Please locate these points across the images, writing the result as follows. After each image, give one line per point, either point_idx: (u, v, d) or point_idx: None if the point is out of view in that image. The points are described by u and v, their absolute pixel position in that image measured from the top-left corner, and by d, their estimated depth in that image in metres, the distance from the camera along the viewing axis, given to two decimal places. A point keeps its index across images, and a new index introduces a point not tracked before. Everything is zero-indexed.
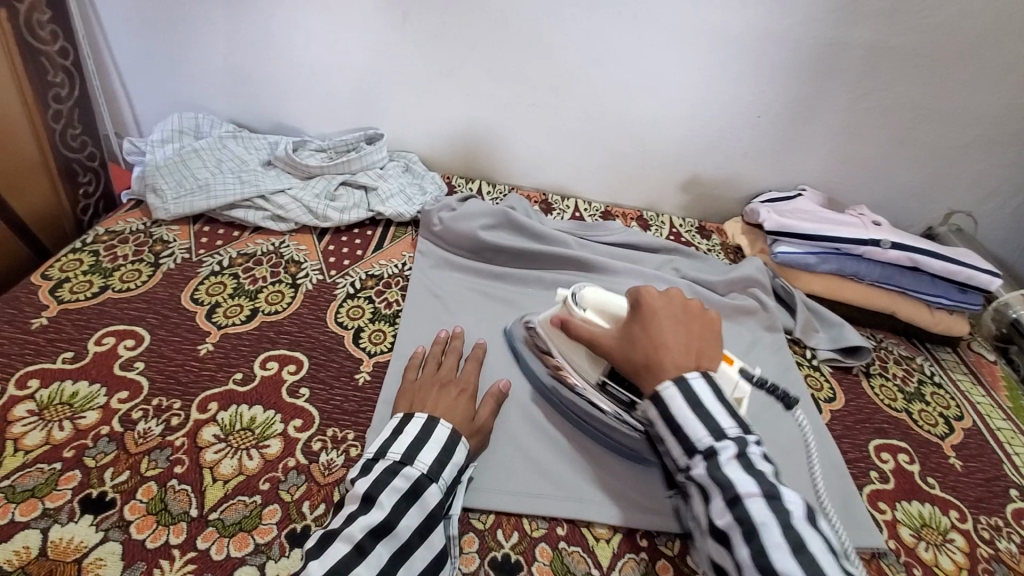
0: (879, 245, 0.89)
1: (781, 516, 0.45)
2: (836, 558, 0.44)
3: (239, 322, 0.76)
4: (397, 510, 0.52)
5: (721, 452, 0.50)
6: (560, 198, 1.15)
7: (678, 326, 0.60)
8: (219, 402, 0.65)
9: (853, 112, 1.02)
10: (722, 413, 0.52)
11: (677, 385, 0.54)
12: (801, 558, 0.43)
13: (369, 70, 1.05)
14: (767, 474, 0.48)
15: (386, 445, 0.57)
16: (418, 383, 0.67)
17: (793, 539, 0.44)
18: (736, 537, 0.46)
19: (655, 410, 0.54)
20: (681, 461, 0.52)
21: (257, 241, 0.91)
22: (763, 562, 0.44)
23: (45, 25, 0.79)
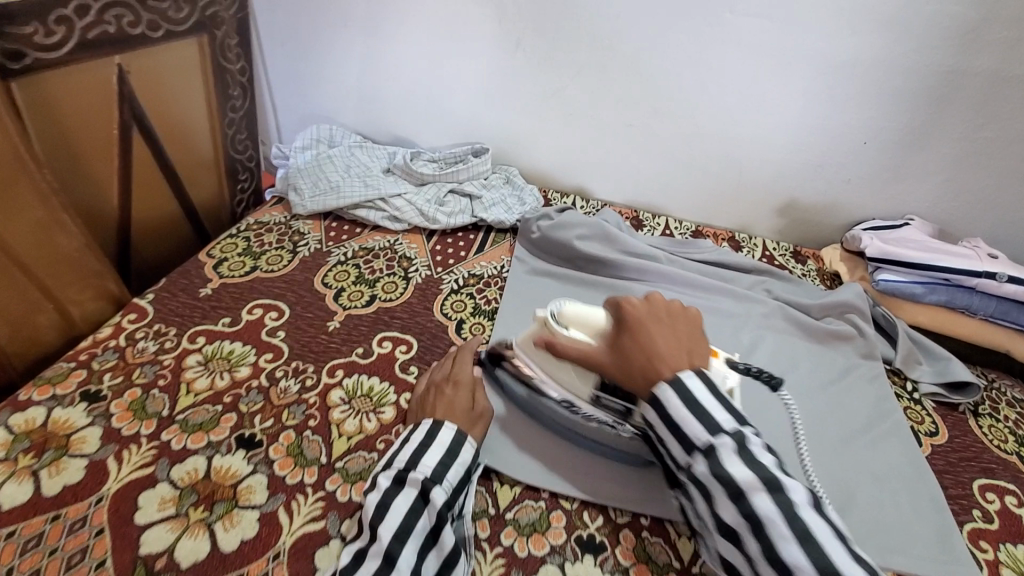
0: (995, 278, 0.85)
1: (787, 508, 0.46)
2: (842, 541, 0.45)
3: (361, 305, 0.87)
4: (413, 513, 0.54)
5: (721, 448, 0.50)
6: (651, 216, 1.19)
7: (666, 330, 0.59)
8: (344, 370, 0.75)
9: (972, 141, 0.98)
10: (720, 408, 0.52)
11: (672, 388, 0.53)
12: (807, 549, 0.44)
13: (481, 91, 1.16)
14: (767, 465, 0.48)
15: (392, 457, 0.60)
16: (418, 397, 0.69)
17: (801, 533, 0.45)
18: (747, 536, 0.47)
19: (652, 412, 0.55)
20: (682, 460, 0.53)
21: (376, 238, 1.03)
22: (774, 558, 0.45)
23: (233, 48, 0.95)
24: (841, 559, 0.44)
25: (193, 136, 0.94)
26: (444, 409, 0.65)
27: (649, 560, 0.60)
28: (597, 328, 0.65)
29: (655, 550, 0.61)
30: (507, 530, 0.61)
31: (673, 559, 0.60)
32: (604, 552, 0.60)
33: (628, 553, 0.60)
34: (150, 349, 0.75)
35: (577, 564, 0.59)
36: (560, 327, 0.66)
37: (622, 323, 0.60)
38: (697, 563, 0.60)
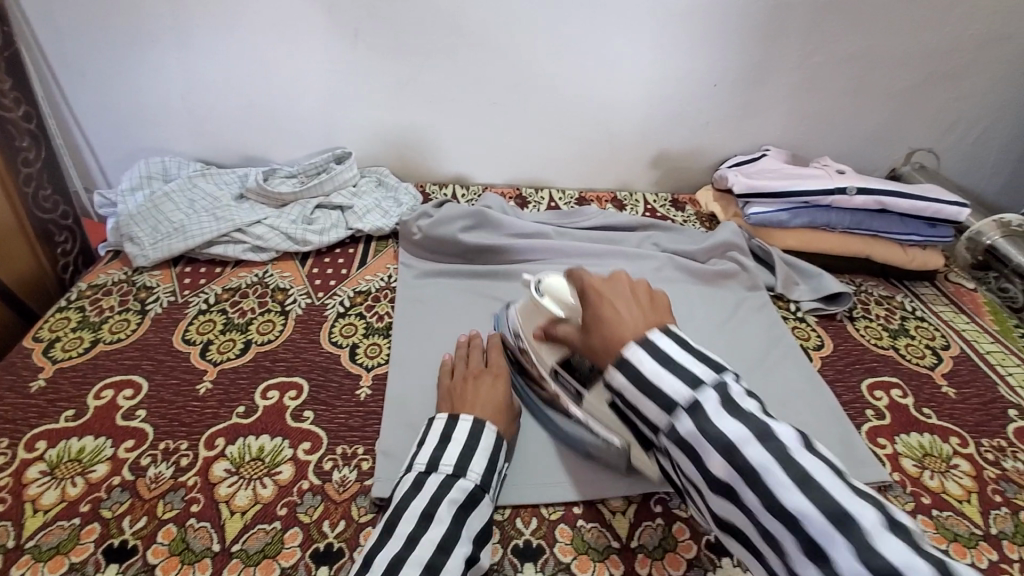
0: (846, 193, 0.91)
1: (781, 454, 0.42)
2: (843, 478, 0.41)
3: (234, 356, 0.77)
4: (456, 520, 0.54)
5: (705, 403, 0.45)
6: (534, 190, 1.16)
7: (628, 304, 0.53)
8: (226, 437, 0.66)
9: (806, 68, 1.05)
10: (691, 358, 0.47)
11: (644, 347, 0.49)
12: (807, 493, 0.40)
13: (329, 93, 1.06)
14: (751, 411, 0.44)
15: (436, 457, 0.59)
16: (454, 384, 0.69)
17: (832, 512, 0.39)
18: (750, 492, 0.42)
19: (622, 377, 0.49)
20: (659, 422, 0.47)
21: (240, 275, 0.91)
22: (772, 504, 0.41)
23: (7, 93, 0.80)
24: (847, 499, 0.40)
25: None
26: (481, 406, 0.65)
27: (589, 549, 0.59)
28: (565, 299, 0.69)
29: (592, 536, 0.60)
30: None
31: (612, 541, 0.59)
32: (543, 556, 0.58)
33: (568, 549, 0.59)
34: None
35: None
36: (538, 296, 0.72)
37: (580, 290, 0.56)
38: (635, 536, 0.60)
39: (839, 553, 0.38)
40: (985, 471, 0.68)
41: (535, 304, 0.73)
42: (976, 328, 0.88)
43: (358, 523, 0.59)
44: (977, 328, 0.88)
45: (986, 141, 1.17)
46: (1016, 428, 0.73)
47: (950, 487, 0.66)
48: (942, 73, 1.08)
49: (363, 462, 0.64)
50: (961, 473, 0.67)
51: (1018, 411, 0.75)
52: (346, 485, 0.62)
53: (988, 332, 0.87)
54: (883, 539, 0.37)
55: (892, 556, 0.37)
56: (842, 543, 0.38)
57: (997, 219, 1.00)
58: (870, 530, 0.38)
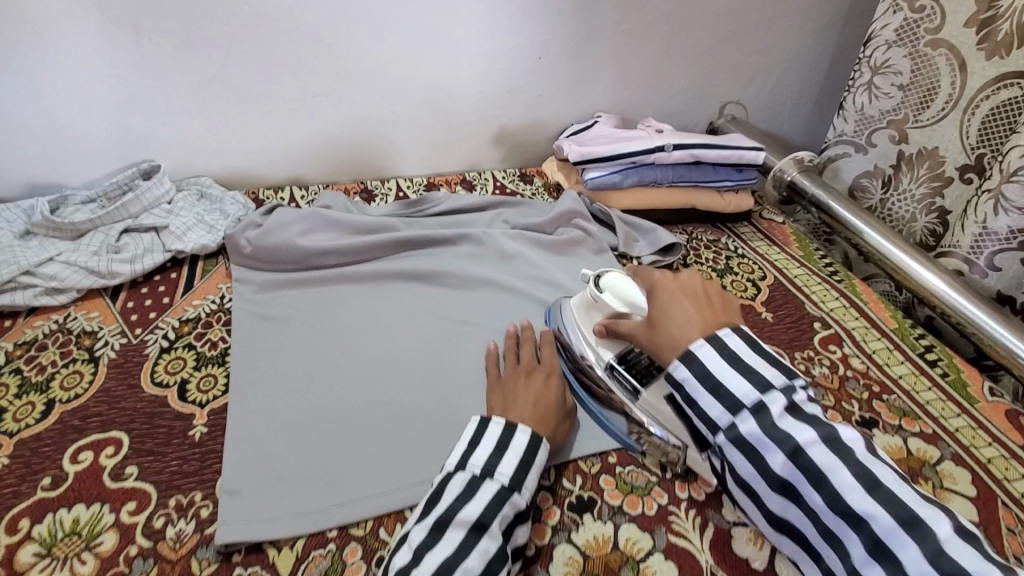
0: (663, 150, 0.98)
1: (755, 408, 0.51)
2: (803, 420, 0.51)
3: (33, 422, 0.65)
4: (504, 536, 0.52)
5: (770, 405, 0.51)
6: (380, 182, 1.12)
7: (689, 304, 0.60)
8: (31, 516, 0.56)
9: (621, 34, 1.10)
10: (758, 358, 0.54)
11: (710, 342, 0.55)
12: (774, 436, 0.50)
13: (117, 98, 0.92)
14: (726, 368, 0.54)
15: (493, 464, 0.55)
16: (505, 379, 0.68)
17: (866, 479, 0.47)
18: (805, 487, 0.48)
19: (686, 371, 0.55)
20: (670, 390, 0.57)
21: (34, 324, 0.78)
22: (839, 504, 0.47)
23: None
24: (805, 437, 0.49)
25: None
26: (536, 407, 0.63)
27: None
28: (629, 296, 0.67)
29: None
30: None
31: None
32: None
33: None
34: None
35: None
36: (598, 291, 0.70)
37: (648, 289, 0.64)
38: None
39: (854, 496, 0.46)
40: None
41: (595, 299, 0.72)
42: (786, 257, 0.99)
43: None
44: (787, 257, 0.99)
45: (782, 88, 1.32)
46: (821, 337, 0.84)
47: None
48: (737, 30, 1.18)
49: (201, 510, 0.58)
50: None
51: (821, 323, 0.87)
52: (183, 540, 0.56)
53: (795, 259, 0.99)
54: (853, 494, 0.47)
55: (887, 481, 0.47)
56: (904, 539, 0.44)
57: (794, 157, 1.13)
58: (821, 461, 0.48)
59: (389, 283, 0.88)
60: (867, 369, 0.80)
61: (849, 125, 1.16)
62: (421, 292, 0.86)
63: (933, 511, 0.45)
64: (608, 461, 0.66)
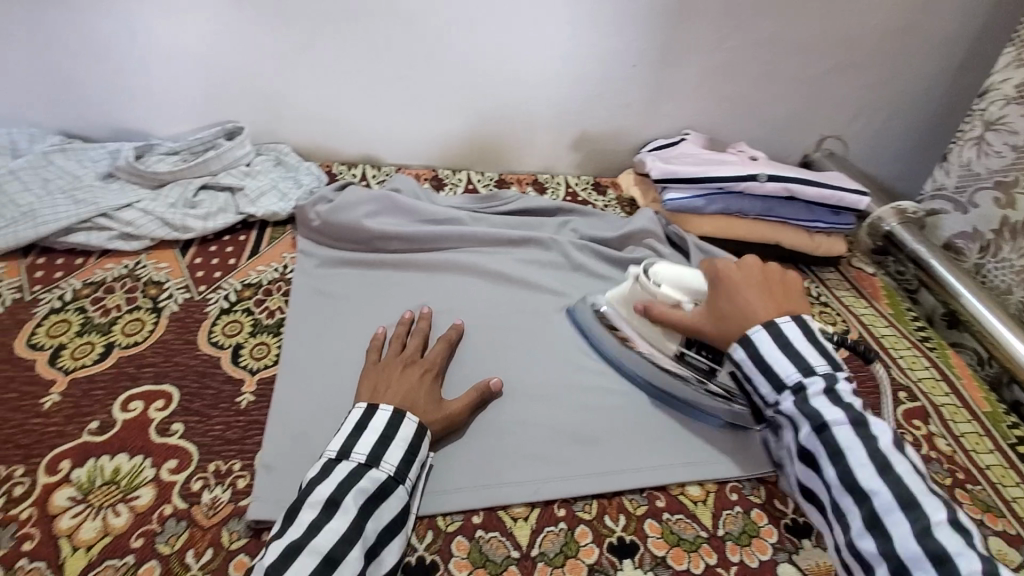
0: (756, 179, 0.92)
1: (868, 441, 0.53)
2: (920, 477, 0.51)
3: (92, 362, 0.67)
4: (362, 514, 0.50)
5: (811, 388, 0.56)
6: (451, 172, 1.10)
7: (760, 295, 0.63)
8: (73, 459, 0.57)
9: (724, 51, 1.04)
10: (811, 351, 0.58)
11: (768, 330, 0.59)
12: (887, 479, 0.51)
13: (211, 57, 0.94)
14: (852, 404, 0.55)
15: (349, 444, 0.54)
16: (382, 364, 0.65)
17: (879, 463, 0.51)
18: (824, 462, 0.54)
19: (743, 351, 0.60)
20: (768, 396, 0.58)
21: (106, 266, 0.80)
22: (850, 480, 0.52)
23: None
24: (921, 493, 0.50)
25: None
26: (410, 398, 0.61)
27: (486, 562, 0.55)
28: (684, 285, 0.70)
29: (491, 547, 0.56)
30: None
31: (511, 550, 0.56)
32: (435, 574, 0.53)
33: (463, 563, 0.54)
34: None
35: None
36: (654, 283, 0.72)
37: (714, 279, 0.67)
38: (536, 544, 0.56)
39: (892, 516, 0.49)
40: None
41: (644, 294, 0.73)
42: (874, 312, 0.92)
43: (228, 551, 0.52)
44: (875, 312, 0.92)
45: (888, 129, 1.22)
46: (905, 410, 0.76)
47: None
48: (850, 61, 1.10)
49: (238, 480, 0.58)
50: None
51: (907, 394, 0.79)
52: (216, 508, 0.55)
53: (884, 317, 0.91)
54: (940, 530, 0.48)
55: (919, 495, 0.50)
56: (899, 518, 0.49)
57: (896, 206, 1.05)
58: (933, 521, 0.48)
59: (447, 276, 0.85)
60: (954, 454, 0.72)
61: (950, 179, 1.06)
62: (480, 291, 0.83)
63: (937, 503, 0.49)
64: (655, 505, 0.61)
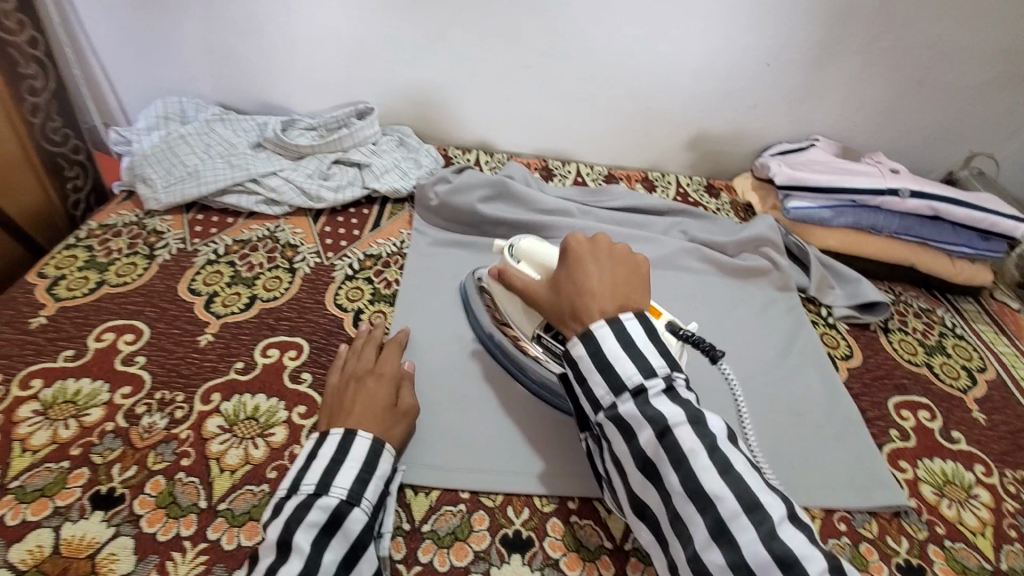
0: (898, 194, 0.86)
1: (708, 440, 0.46)
2: (758, 474, 0.47)
3: (238, 310, 0.75)
4: (317, 546, 0.46)
5: (651, 388, 0.49)
6: (561, 163, 1.11)
7: (604, 271, 0.56)
8: (222, 392, 0.65)
9: (870, 54, 0.96)
10: (654, 350, 0.51)
11: (610, 325, 0.51)
12: (727, 479, 0.45)
13: (353, 41, 1.00)
14: (689, 402, 0.49)
15: (298, 477, 0.51)
16: (338, 385, 0.62)
17: (720, 461, 0.46)
18: (665, 469, 0.46)
19: (584, 349, 0.51)
20: (604, 400, 0.50)
21: (252, 227, 0.89)
22: (694, 485, 0.45)
23: (11, 15, 0.77)
24: (760, 491, 0.45)
25: None
26: (363, 409, 0.57)
27: (579, 546, 0.56)
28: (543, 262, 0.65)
29: (585, 534, 0.57)
30: (424, 546, 0.54)
31: (604, 540, 0.57)
32: (531, 549, 0.55)
33: (557, 544, 0.56)
34: None
35: (504, 568, 0.54)
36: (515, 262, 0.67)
37: (563, 253, 0.59)
38: (628, 539, 0.57)
39: (741, 532, 0.43)
40: (1005, 504, 0.64)
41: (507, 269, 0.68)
42: (1016, 352, 0.82)
43: None
44: (1018, 352, 0.82)
45: None
46: None
47: (967, 518, 0.62)
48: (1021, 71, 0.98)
49: None
50: (979, 504, 0.64)
51: None
52: None
53: None
54: (786, 529, 0.43)
55: (760, 492, 0.45)
56: (744, 523, 0.43)
57: None
58: (776, 520, 0.43)
59: None
60: None
61: None
62: None
63: (775, 497, 0.45)
64: None
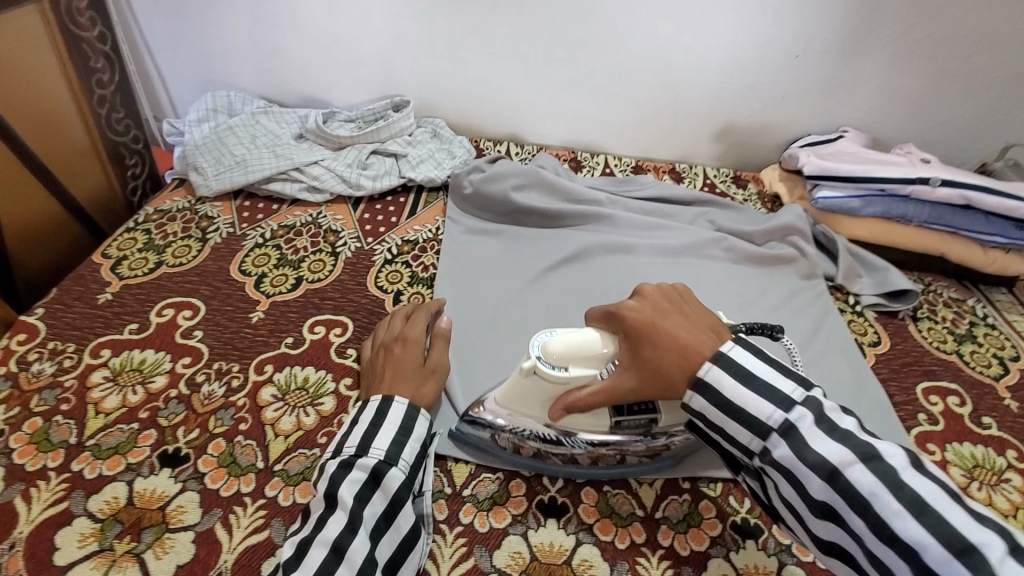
0: (928, 183, 0.86)
1: (887, 475, 0.41)
2: (961, 503, 0.39)
3: (286, 290, 0.79)
4: (359, 500, 0.50)
5: (798, 423, 0.45)
6: (590, 155, 1.13)
7: (677, 318, 0.52)
8: (274, 364, 0.69)
9: (902, 45, 0.97)
10: (779, 376, 0.47)
11: (718, 363, 0.48)
12: (925, 519, 0.39)
13: (392, 35, 1.04)
14: (852, 432, 0.44)
15: (341, 441, 0.55)
16: (372, 358, 0.66)
17: (910, 499, 0.40)
18: (847, 514, 0.42)
19: (703, 400, 0.48)
20: (755, 446, 0.47)
21: (296, 213, 0.93)
22: (886, 533, 0.40)
23: (84, 12, 0.83)
24: (887, 449, 0.42)
25: (62, 122, 0.84)
26: (393, 373, 0.62)
27: (613, 513, 0.59)
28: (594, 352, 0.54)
29: (618, 502, 0.60)
30: (466, 508, 0.58)
31: (636, 508, 0.59)
32: (566, 514, 0.58)
33: (592, 510, 0.59)
34: (47, 371, 0.66)
35: (541, 530, 0.57)
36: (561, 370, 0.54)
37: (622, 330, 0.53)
38: (660, 508, 0.60)
39: None
40: None
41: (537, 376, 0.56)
42: None
43: None
44: None
45: None
46: None
47: (997, 500, 0.63)
48: None
49: None
50: (1010, 487, 0.65)
51: None
52: None
53: None
54: (1010, 568, 0.36)
55: (967, 528, 0.38)
56: (958, 569, 0.37)
57: None
58: (997, 559, 0.36)
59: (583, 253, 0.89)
60: None
61: None
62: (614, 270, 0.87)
63: (986, 531, 0.38)
64: None
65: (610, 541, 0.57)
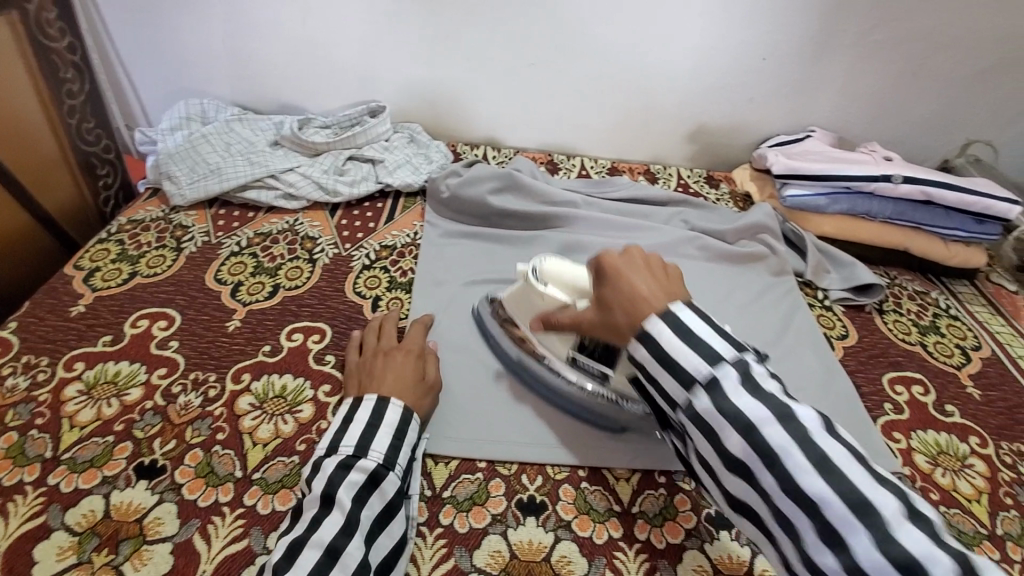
0: (891, 180, 0.89)
1: (800, 436, 0.42)
2: (865, 464, 0.41)
3: (263, 298, 0.79)
4: (357, 502, 0.51)
5: (723, 379, 0.45)
6: (566, 157, 1.15)
7: (650, 275, 0.53)
8: (251, 373, 0.69)
9: (865, 46, 1.00)
10: (716, 337, 0.47)
11: (664, 319, 0.48)
12: (832, 479, 0.41)
13: (367, 41, 1.04)
14: (774, 391, 0.44)
15: (336, 439, 0.55)
16: (365, 359, 0.66)
17: (820, 459, 0.41)
18: (760, 470, 0.43)
19: (643, 349, 0.49)
20: (680, 398, 0.47)
21: (272, 221, 0.93)
22: (790, 487, 0.41)
23: (54, 23, 0.82)
24: (870, 486, 0.40)
25: (30, 130, 0.83)
26: (395, 379, 0.62)
27: (590, 510, 0.60)
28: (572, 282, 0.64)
29: (594, 498, 0.61)
30: (445, 510, 0.58)
31: (613, 504, 0.61)
32: (545, 512, 0.59)
33: (569, 507, 0.60)
34: (20, 386, 0.66)
35: (520, 529, 0.58)
36: (541, 286, 0.65)
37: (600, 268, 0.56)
38: (636, 503, 0.61)
39: (854, 537, 0.39)
40: (1000, 473, 0.67)
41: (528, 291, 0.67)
42: (1012, 331, 0.86)
43: None
44: (1014, 332, 0.86)
45: None
46: None
47: (961, 486, 0.66)
48: (1014, 60, 1.01)
49: None
50: (974, 473, 0.67)
51: None
52: None
53: None
54: (905, 530, 0.38)
55: (880, 498, 0.40)
56: (856, 526, 0.39)
57: None
58: (891, 519, 0.39)
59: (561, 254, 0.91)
60: None
61: None
62: None
63: (884, 491, 0.40)
64: None
65: (587, 537, 0.58)
